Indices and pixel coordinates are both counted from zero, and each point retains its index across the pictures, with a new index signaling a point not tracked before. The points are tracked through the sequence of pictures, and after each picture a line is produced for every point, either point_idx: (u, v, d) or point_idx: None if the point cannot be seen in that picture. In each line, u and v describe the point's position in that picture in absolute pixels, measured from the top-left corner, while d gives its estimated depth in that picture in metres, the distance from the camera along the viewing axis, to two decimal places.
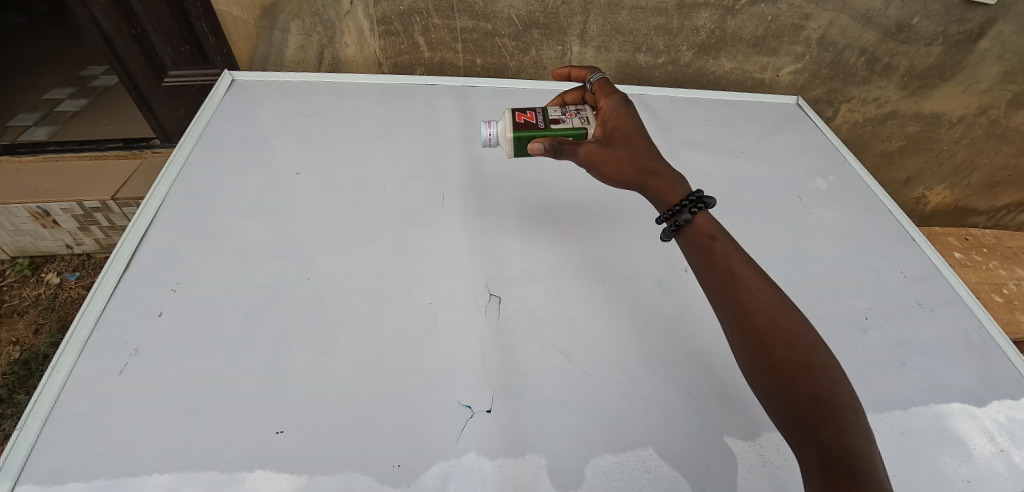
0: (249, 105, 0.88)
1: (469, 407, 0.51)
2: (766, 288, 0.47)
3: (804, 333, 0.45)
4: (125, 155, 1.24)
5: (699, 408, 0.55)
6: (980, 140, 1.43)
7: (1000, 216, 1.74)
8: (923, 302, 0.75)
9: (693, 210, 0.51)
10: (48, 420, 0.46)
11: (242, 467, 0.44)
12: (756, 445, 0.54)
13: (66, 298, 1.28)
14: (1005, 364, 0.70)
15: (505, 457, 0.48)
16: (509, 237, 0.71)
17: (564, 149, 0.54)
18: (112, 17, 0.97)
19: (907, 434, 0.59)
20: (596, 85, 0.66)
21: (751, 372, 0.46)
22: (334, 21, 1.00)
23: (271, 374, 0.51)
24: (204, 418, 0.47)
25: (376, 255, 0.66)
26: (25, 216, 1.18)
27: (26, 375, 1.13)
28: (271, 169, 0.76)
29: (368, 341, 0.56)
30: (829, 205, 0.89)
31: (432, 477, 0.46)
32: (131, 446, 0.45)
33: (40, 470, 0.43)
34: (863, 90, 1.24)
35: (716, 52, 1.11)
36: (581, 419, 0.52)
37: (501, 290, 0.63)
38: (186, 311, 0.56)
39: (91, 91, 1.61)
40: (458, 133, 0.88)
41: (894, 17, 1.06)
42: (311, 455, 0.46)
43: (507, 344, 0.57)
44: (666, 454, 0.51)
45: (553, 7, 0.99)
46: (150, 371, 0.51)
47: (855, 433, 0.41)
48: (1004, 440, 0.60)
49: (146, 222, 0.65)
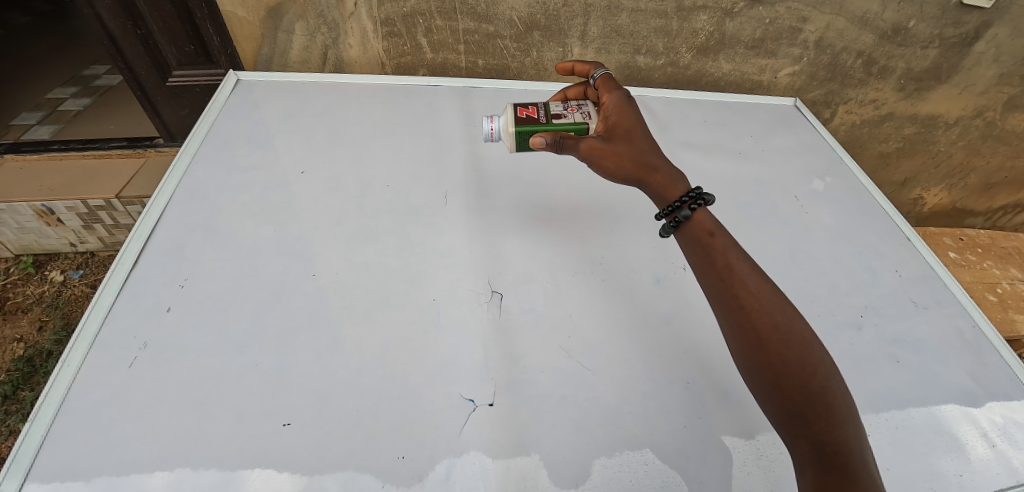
0: (254, 105, 0.89)
1: (472, 401, 0.52)
2: (762, 285, 0.48)
3: (800, 330, 0.46)
4: (129, 154, 1.25)
5: (696, 404, 0.56)
6: (976, 141, 1.44)
7: (996, 216, 1.75)
8: (918, 301, 0.77)
9: (693, 206, 0.52)
10: (59, 413, 0.47)
11: (249, 458, 0.46)
12: (751, 441, 0.55)
13: (70, 296, 1.29)
14: (998, 363, 0.71)
15: (507, 451, 0.49)
16: (510, 236, 0.72)
17: (566, 144, 0.55)
18: (118, 18, 0.98)
19: (900, 430, 0.60)
20: (599, 81, 0.67)
21: (746, 367, 0.48)
22: (337, 23, 1.01)
23: (278, 369, 0.53)
24: (212, 410, 0.49)
25: (380, 252, 0.67)
26: (30, 214, 1.19)
27: (31, 371, 1.14)
28: (276, 168, 0.77)
29: (373, 336, 0.57)
30: (825, 205, 0.90)
31: (436, 470, 0.47)
32: (141, 438, 0.46)
33: (51, 461, 0.44)
34: (861, 91, 1.25)
35: (715, 54, 1.12)
36: (582, 415, 0.53)
37: (502, 288, 0.64)
38: (193, 307, 0.57)
39: (94, 91, 1.62)
40: (461, 133, 0.89)
41: (890, 20, 1.08)
42: (319, 447, 0.47)
43: (508, 340, 0.59)
44: (664, 449, 0.52)
45: (554, 9, 1.00)
46: (158, 364, 0.52)
47: (847, 428, 0.43)
48: (996, 437, 0.62)
49: (154, 219, 0.66)
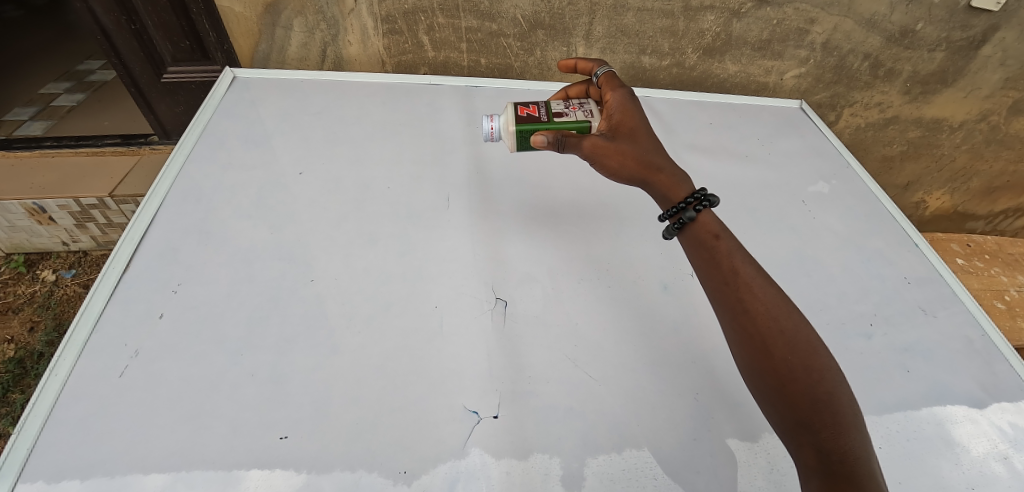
0: (250, 103, 0.87)
1: (475, 413, 0.51)
2: (768, 290, 0.46)
3: (806, 335, 0.44)
4: (123, 152, 1.23)
5: (705, 415, 0.55)
6: (980, 145, 1.44)
7: (997, 221, 1.75)
8: (926, 308, 0.75)
9: (698, 208, 0.50)
10: (46, 424, 0.45)
11: (243, 470, 0.44)
12: (762, 453, 0.53)
13: (62, 296, 1.26)
14: (1007, 371, 0.70)
15: (510, 463, 0.48)
16: (513, 240, 0.70)
17: (568, 142, 0.53)
18: (112, 12, 0.96)
19: (911, 441, 0.59)
20: (602, 79, 0.65)
21: (751, 373, 0.46)
22: (337, 19, 0.99)
23: (275, 379, 0.51)
24: (207, 422, 0.47)
25: (380, 257, 0.65)
26: (20, 213, 1.17)
27: (21, 373, 1.12)
28: (274, 169, 0.76)
29: (373, 344, 0.55)
30: (831, 208, 0.89)
31: (438, 483, 0.45)
32: (132, 450, 0.44)
33: (37, 475, 0.42)
34: (866, 94, 1.24)
35: (721, 54, 1.11)
36: (586, 424, 0.52)
37: (505, 294, 0.63)
38: (188, 313, 0.56)
39: (88, 86, 1.59)
40: (463, 134, 0.87)
41: (898, 22, 1.06)
42: (317, 459, 0.45)
43: (512, 347, 0.57)
44: (672, 462, 0.50)
45: (559, 8, 0.99)
46: (150, 373, 0.50)
47: (853, 435, 0.41)
48: (1006, 446, 0.61)
49: (146, 222, 0.64)
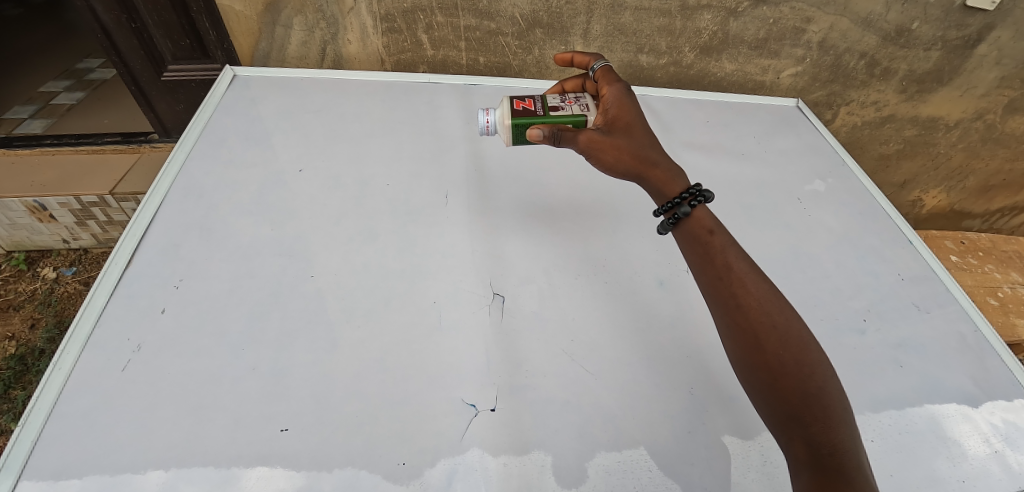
0: (250, 101, 0.87)
1: (473, 406, 0.52)
2: (761, 285, 0.47)
3: (798, 330, 0.45)
4: (123, 150, 1.23)
5: (699, 409, 0.56)
6: (976, 144, 1.44)
7: (993, 219, 1.76)
8: (920, 305, 0.76)
9: (693, 203, 0.51)
10: (50, 419, 0.46)
11: (243, 465, 0.45)
12: (756, 446, 0.54)
13: (63, 294, 1.27)
14: (1000, 368, 0.70)
15: (508, 455, 0.49)
16: (511, 236, 0.71)
17: (564, 136, 0.54)
18: (112, 10, 0.97)
19: (904, 435, 0.59)
20: (598, 73, 0.66)
21: (743, 368, 0.47)
22: (336, 18, 1.00)
23: (275, 373, 0.52)
24: (208, 415, 0.47)
25: (380, 253, 0.66)
26: (21, 211, 1.17)
27: (22, 370, 1.13)
28: (274, 166, 0.76)
29: (374, 339, 0.56)
30: (827, 206, 0.90)
31: (437, 475, 0.46)
32: (135, 444, 0.45)
33: (41, 468, 0.43)
34: (863, 93, 1.25)
35: (718, 53, 1.11)
36: (583, 418, 0.52)
37: (502, 289, 0.64)
38: (188, 309, 0.56)
39: (88, 84, 1.60)
40: (461, 132, 0.88)
41: (894, 21, 1.07)
42: (317, 452, 0.46)
43: (510, 342, 0.58)
44: (667, 454, 0.51)
45: (557, 7, 0.99)
46: (152, 368, 0.51)
47: (842, 429, 0.42)
48: (998, 441, 0.61)
49: (148, 219, 0.65)
